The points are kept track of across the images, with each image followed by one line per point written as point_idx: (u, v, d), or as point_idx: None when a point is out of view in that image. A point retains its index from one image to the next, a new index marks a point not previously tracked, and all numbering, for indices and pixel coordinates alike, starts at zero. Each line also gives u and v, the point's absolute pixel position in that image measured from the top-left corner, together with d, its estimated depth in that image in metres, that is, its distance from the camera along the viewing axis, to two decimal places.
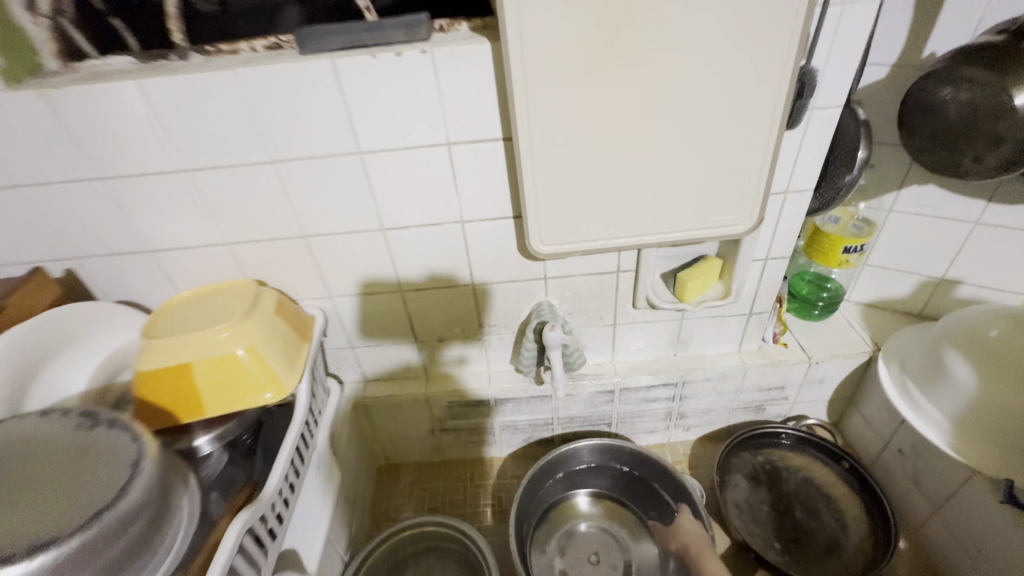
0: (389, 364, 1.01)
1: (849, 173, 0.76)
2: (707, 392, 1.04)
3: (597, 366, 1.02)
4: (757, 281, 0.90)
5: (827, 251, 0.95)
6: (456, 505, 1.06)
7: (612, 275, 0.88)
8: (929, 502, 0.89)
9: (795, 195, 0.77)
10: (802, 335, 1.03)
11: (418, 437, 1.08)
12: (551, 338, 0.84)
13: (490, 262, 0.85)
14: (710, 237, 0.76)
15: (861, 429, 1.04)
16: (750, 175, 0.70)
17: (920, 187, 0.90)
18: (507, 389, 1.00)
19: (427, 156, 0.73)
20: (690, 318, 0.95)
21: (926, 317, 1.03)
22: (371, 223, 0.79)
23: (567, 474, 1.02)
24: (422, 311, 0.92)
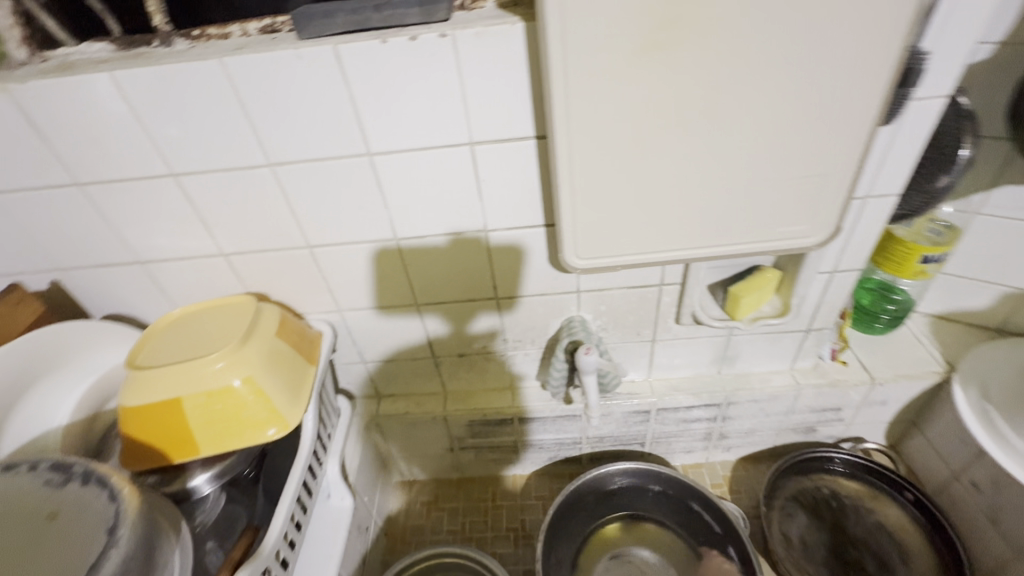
0: (404, 379, 0.93)
1: (945, 176, 0.66)
2: (753, 413, 0.94)
3: (631, 384, 0.93)
4: (820, 296, 0.79)
5: (902, 260, 0.83)
6: (476, 528, 0.99)
7: (653, 289, 0.78)
8: (1011, 545, 0.78)
9: (876, 201, 0.66)
10: (863, 351, 0.92)
11: (435, 455, 1.00)
12: (586, 363, 0.75)
13: (516, 275, 0.75)
14: (776, 250, 0.66)
15: (926, 455, 0.93)
16: (832, 180, 0.59)
17: (1017, 188, 0.77)
18: (533, 408, 0.91)
19: (446, 158, 0.63)
20: (739, 335, 0.85)
21: (1006, 332, 0.91)
22: (382, 232, 0.70)
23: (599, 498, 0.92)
24: (441, 325, 0.83)
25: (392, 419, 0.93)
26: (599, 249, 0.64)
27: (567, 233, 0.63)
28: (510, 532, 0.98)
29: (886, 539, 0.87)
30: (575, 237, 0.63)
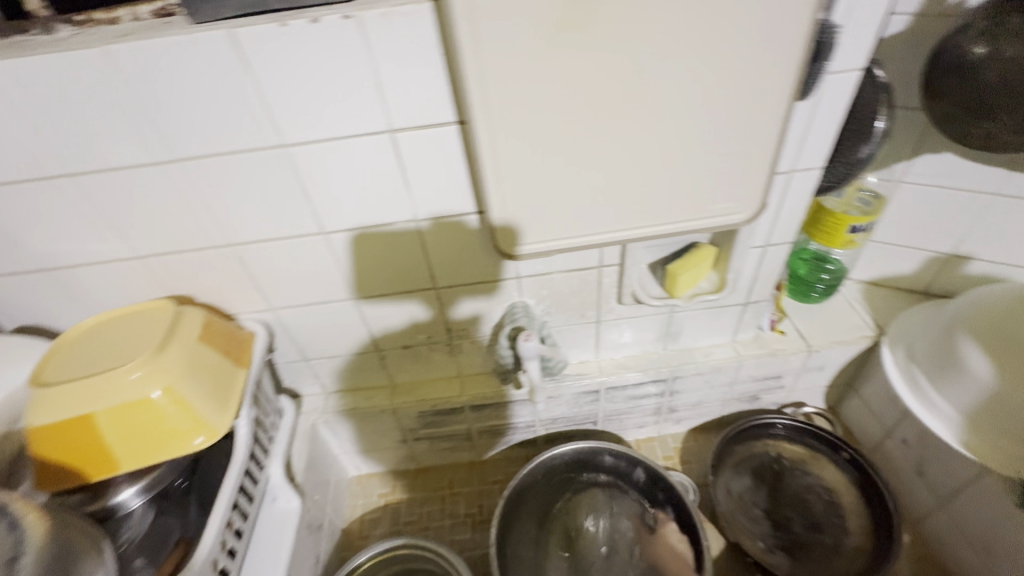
0: (351, 374, 0.91)
1: (866, 147, 0.67)
2: (699, 386, 0.96)
3: (580, 365, 0.94)
4: (755, 270, 0.80)
5: (832, 231, 0.86)
6: (433, 517, 1.00)
7: (593, 271, 0.78)
8: (935, 494, 0.83)
9: (801, 175, 0.67)
10: (800, 320, 0.95)
11: (390, 447, 1.01)
12: (528, 349, 0.76)
13: (453, 265, 0.74)
14: (705, 228, 0.66)
15: (861, 415, 0.98)
16: (755, 156, 0.59)
17: (935, 156, 0.80)
18: (483, 395, 0.91)
19: (367, 148, 0.60)
20: (680, 312, 0.86)
21: (931, 294, 0.95)
22: (309, 228, 0.68)
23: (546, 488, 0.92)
24: (382, 318, 0.81)
25: (342, 414, 0.91)
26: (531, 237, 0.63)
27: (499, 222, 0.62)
28: (468, 518, 0.99)
29: (822, 497, 0.92)
30: (505, 225, 0.62)
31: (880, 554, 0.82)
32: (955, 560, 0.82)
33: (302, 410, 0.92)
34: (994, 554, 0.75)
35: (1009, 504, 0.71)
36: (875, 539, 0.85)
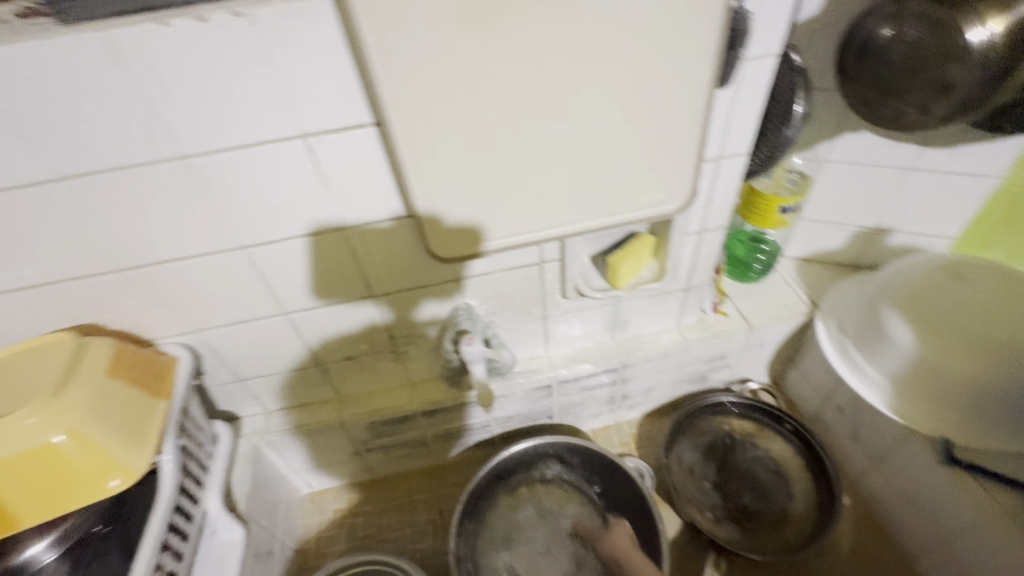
0: (291, 390, 0.87)
1: (789, 129, 0.68)
2: (649, 372, 0.98)
3: (531, 361, 0.93)
4: (693, 256, 0.81)
5: (763, 212, 0.88)
6: (393, 528, 0.97)
7: (534, 267, 0.76)
8: (869, 456, 0.88)
9: (730, 160, 0.67)
10: (740, 300, 0.98)
11: (342, 461, 0.97)
12: (470, 353, 0.75)
13: (389, 271, 0.71)
14: (640, 219, 0.66)
15: (801, 386, 1.02)
16: (682, 145, 0.59)
17: (854, 135, 0.83)
18: (433, 400, 0.89)
19: (279, 155, 0.56)
20: (625, 301, 0.86)
21: (859, 267, 1.00)
22: (226, 243, 0.63)
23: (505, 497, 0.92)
24: (319, 331, 0.77)
25: (285, 433, 0.87)
26: (465, 237, 0.62)
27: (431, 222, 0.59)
28: (429, 524, 0.97)
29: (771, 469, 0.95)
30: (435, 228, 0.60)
31: (825, 521, 0.86)
32: (890, 518, 0.86)
33: (241, 433, 0.87)
34: (922, 509, 0.79)
35: (934, 462, 0.75)
36: (821, 506, 0.88)
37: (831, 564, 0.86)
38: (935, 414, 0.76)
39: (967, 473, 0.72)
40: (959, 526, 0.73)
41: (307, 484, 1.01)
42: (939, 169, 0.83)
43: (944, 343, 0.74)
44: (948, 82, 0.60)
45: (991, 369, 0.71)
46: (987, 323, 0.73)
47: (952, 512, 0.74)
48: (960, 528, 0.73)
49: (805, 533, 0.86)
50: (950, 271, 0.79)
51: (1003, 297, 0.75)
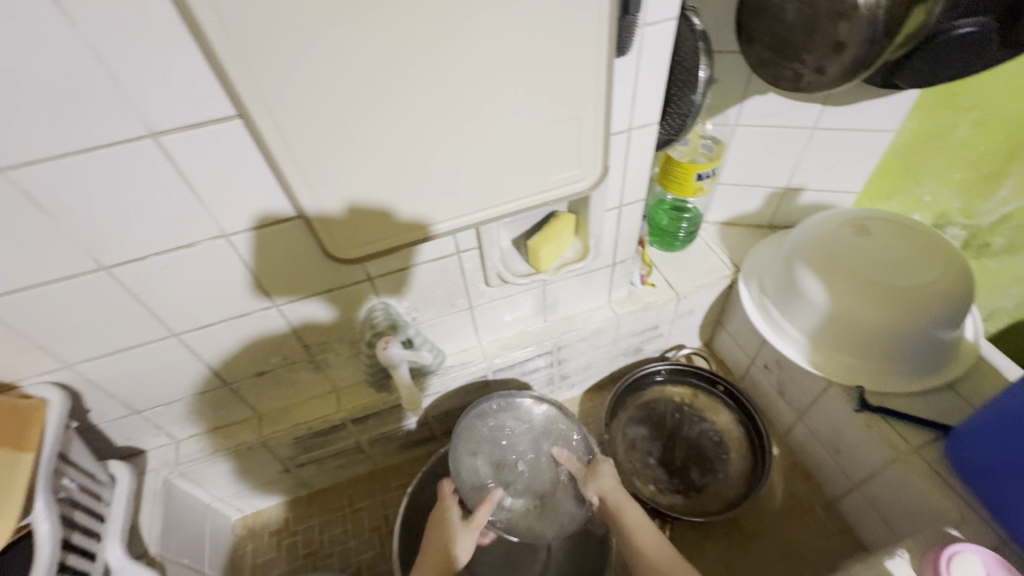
0: (200, 415, 0.79)
1: (696, 94, 0.67)
2: (584, 350, 0.97)
3: (463, 353, 0.89)
4: (616, 231, 0.79)
5: (681, 181, 0.87)
6: (336, 541, 0.93)
7: (452, 259, 0.72)
8: (794, 409, 0.92)
9: (639, 132, 0.65)
10: (667, 269, 0.98)
11: (272, 480, 0.91)
12: (392, 356, 0.70)
13: (288, 277, 0.65)
14: (555, 199, 0.65)
15: (730, 346, 1.05)
16: (587, 119, 0.57)
17: (761, 98, 0.83)
18: (363, 406, 0.84)
19: (126, 161, 0.48)
20: (552, 284, 0.84)
21: (776, 226, 1.02)
22: (81, 266, 0.54)
23: (495, 415, 0.85)
24: (220, 349, 0.70)
25: (199, 462, 0.80)
26: (371, 227, 0.58)
27: (334, 214, 0.56)
28: (374, 532, 0.93)
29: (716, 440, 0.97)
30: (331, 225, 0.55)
31: (753, 485, 0.89)
32: (816, 464, 0.91)
33: (146, 469, 0.78)
34: (842, 454, 0.84)
35: (851, 411, 0.79)
36: (753, 472, 0.91)
37: (765, 515, 0.91)
38: (849, 363, 0.80)
39: (879, 417, 0.76)
40: (875, 469, 0.78)
41: (236, 509, 0.93)
42: (841, 127, 0.85)
43: (852, 297, 0.77)
44: (841, 40, 0.59)
45: (893, 318, 0.75)
46: (888, 274, 0.76)
47: (869, 457, 0.78)
48: (875, 471, 0.78)
49: (734, 494, 0.90)
50: (856, 225, 0.81)
51: (901, 247, 0.78)
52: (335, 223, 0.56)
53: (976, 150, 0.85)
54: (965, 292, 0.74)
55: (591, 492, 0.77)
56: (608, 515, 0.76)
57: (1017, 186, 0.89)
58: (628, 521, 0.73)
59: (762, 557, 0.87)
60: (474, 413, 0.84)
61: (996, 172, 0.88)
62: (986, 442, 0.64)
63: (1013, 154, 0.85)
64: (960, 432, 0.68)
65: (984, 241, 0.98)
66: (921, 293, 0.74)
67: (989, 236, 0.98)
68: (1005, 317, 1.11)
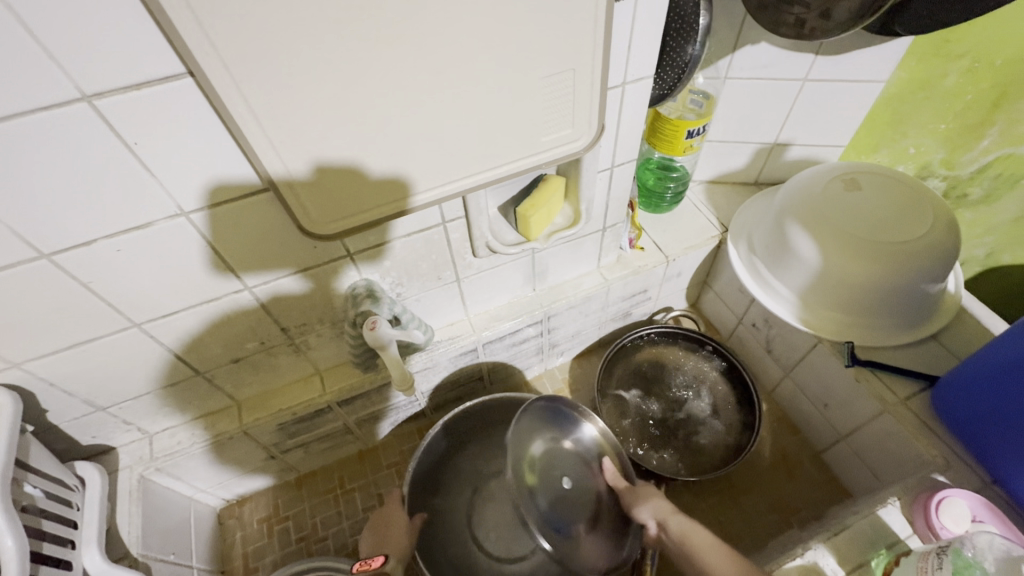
0: (173, 408, 0.74)
1: (692, 46, 0.62)
2: (574, 317, 0.95)
3: (450, 327, 0.86)
4: (607, 194, 0.76)
5: (671, 138, 0.84)
6: (329, 523, 0.90)
7: (436, 229, 0.67)
8: (781, 365, 0.93)
9: (633, 85, 0.60)
10: (655, 231, 0.96)
11: (257, 467, 0.87)
12: (381, 335, 0.65)
13: (259, 255, 0.59)
14: (547, 161, 0.60)
15: (717, 306, 1.05)
16: (583, 72, 0.53)
17: (754, 47, 0.79)
18: (349, 387, 0.80)
19: (57, 131, 0.41)
20: (542, 251, 0.80)
21: (762, 183, 1.01)
22: (16, 255, 0.47)
23: (551, 425, 0.81)
24: (188, 338, 0.65)
25: (177, 455, 0.75)
26: (343, 193, 0.52)
27: (282, 177, 0.49)
28: (368, 512, 0.91)
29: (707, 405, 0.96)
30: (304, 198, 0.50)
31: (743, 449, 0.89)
32: (803, 418, 0.93)
33: (118, 467, 0.73)
34: (830, 409, 0.86)
35: (841, 366, 0.80)
36: (743, 431, 0.92)
37: (755, 469, 0.93)
38: (839, 320, 0.80)
39: (867, 370, 0.77)
40: (863, 422, 0.80)
41: (220, 498, 0.90)
42: (833, 78, 0.82)
43: (843, 253, 0.76)
44: None
45: (885, 276, 0.74)
46: (882, 231, 0.75)
47: (857, 411, 0.80)
48: (864, 424, 0.79)
49: (726, 455, 0.90)
50: (847, 180, 0.80)
51: (893, 203, 0.77)
52: (291, 188, 0.50)
53: (964, 99, 0.84)
54: (953, 250, 0.74)
55: (647, 515, 0.70)
56: (676, 549, 0.65)
57: (998, 135, 0.89)
58: (697, 547, 0.62)
59: (753, 510, 0.89)
60: (527, 421, 0.78)
61: (980, 121, 0.87)
62: (972, 392, 0.65)
63: (998, 103, 0.84)
64: (946, 381, 0.69)
65: (963, 191, 0.99)
66: (913, 250, 0.73)
67: (968, 186, 0.98)
68: (976, 266, 1.15)
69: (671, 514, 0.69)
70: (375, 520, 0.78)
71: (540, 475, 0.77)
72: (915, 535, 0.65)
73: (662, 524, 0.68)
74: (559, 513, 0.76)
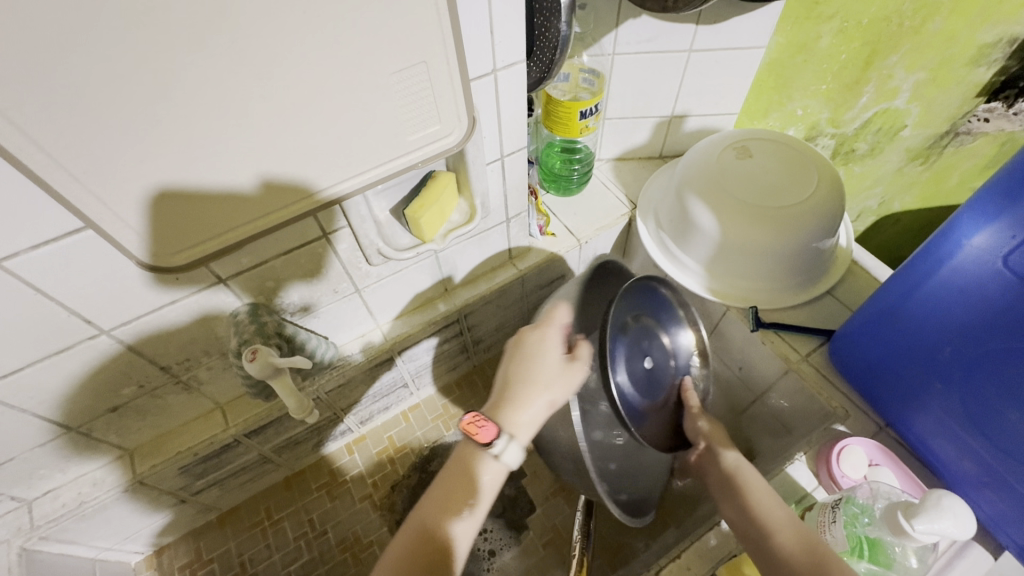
0: (50, 469, 0.67)
1: (561, 24, 0.59)
2: (493, 311, 0.93)
3: (360, 339, 0.82)
4: (503, 185, 0.73)
5: (565, 121, 0.82)
6: (258, 559, 0.86)
7: (318, 244, 0.63)
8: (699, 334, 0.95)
9: (505, 73, 0.58)
10: (565, 215, 0.94)
11: (166, 514, 0.81)
12: (254, 369, 0.60)
13: (109, 296, 0.53)
14: (422, 161, 0.57)
15: None
16: (437, 64, 0.50)
17: (635, 22, 0.78)
18: (255, 417, 0.75)
19: None
20: (445, 250, 0.77)
21: (666, 156, 1.01)
22: None
23: (657, 307, 0.71)
24: (44, 395, 0.58)
25: (64, 519, 0.68)
26: (215, 212, 0.47)
27: (225, 191, 0.47)
28: (300, 540, 0.88)
29: None
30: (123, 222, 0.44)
31: None
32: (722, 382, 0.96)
33: None
34: (744, 372, 0.88)
35: (748, 331, 0.82)
36: None
37: None
38: (744, 285, 0.82)
39: (772, 332, 0.80)
40: (773, 381, 0.82)
41: (133, 552, 0.84)
42: (716, 47, 0.82)
43: (739, 222, 0.77)
44: None
45: (780, 239, 0.76)
46: (773, 197, 0.76)
47: (768, 372, 0.82)
48: (773, 382, 0.82)
49: None
50: (740, 149, 0.81)
51: (782, 167, 0.79)
52: (185, 211, 0.46)
53: (839, 60, 0.87)
54: (838, 208, 0.77)
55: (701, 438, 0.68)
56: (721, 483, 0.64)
57: (874, 91, 0.93)
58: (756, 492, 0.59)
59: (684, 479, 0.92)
60: (638, 288, 0.67)
61: (856, 80, 0.90)
62: (862, 343, 0.68)
63: (870, 61, 0.88)
64: (841, 335, 0.72)
65: (851, 147, 1.03)
66: (804, 211, 0.75)
67: (854, 142, 1.03)
68: (871, 217, 1.22)
69: (725, 446, 0.67)
70: (518, 353, 0.58)
71: (632, 338, 0.65)
72: (820, 486, 0.68)
73: (714, 453, 0.67)
74: (633, 385, 0.63)
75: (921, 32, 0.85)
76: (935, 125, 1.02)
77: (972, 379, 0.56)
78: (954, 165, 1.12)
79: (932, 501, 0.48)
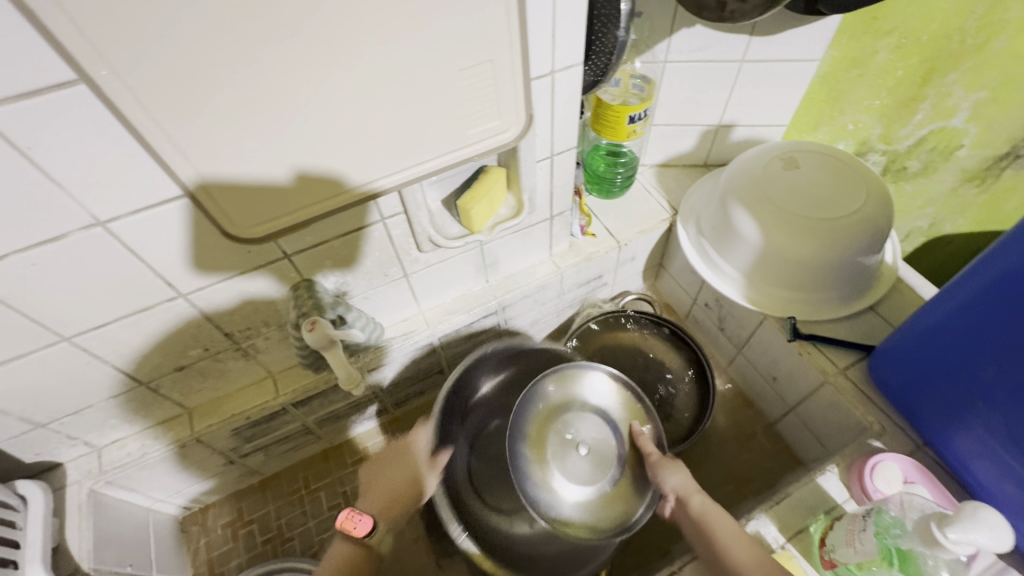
0: (120, 419, 0.73)
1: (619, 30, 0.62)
2: (531, 306, 0.95)
3: (403, 323, 0.86)
4: (550, 183, 0.76)
5: (614, 124, 0.84)
6: (295, 524, 0.91)
7: (376, 227, 0.67)
8: (734, 342, 0.96)
9: (563, 74, 0.60)
10: (607, 217, 0.96)
11: (215, 473, 0.86)
12: (313, 339, 0.65)
13: (189, 263, 0.58)
14: (480, 153, 0.60)
15: (674, 287, 1.06)
16: (500, 63, 0.53)
17: (689, 30, 0.80)
18: (303, 388, 0.79)
19: None
20: (490, 243, 0.80)
21: (710, 165, 1.02)
22: None
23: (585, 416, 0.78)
24: (125, 349, 0.63)
25: (128, 467, 0.74)
26: (292, 189, 0.52)
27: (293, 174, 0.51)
28: (333, 510, 0.92)
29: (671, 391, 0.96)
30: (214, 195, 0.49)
31: (696, 429, 0.90)
32: (756, 391, 0.96)
33: (66, 482, 0.72)
34: (777, 383, 0.89)
35: (784, 341, 0.83)
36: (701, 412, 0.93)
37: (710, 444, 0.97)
38: (783, 296, 0.82)
39: (809, 343, 0.80)
40: (808, 393, 0.82)
41: (182, 507, 0.90)
42: (769, 59, 0.83)
43: (781, 232, 0.77)
44: None
45: (822, 251, 0.76)
46: (818, 209, 0.76)
47: (804, 385, 0.82)
48: (808, 394, 0.82)
49: (679, 436, 0.91)
50: (786, 159, 0.82)
51: (829, 179, 0.79)
52: (266, 187, 0.50)
53: (895, 76, 0.86)
54: (886, 223, 0.76)
55: (669, 487, 0.68)
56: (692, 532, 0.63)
57: (931, 109, 0.92)
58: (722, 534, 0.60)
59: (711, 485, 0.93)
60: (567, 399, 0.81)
61: (912, 96, 0.89)
62: (904, 360, 0.68)
63: (927, 78, 0.87)
64: (883, 350, 0.71)
65: (902, 165, 1.02)
66: (848, 226, 0.75)
67: (907, 160, 1.01)
68: (920, 237, 1.19)
69: (692, 492, 0.66)
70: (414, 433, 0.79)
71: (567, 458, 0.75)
72: (851, 498, 0.68)
73: (681, 502, 0.66)
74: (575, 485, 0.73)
75: (985, 50, 0.84)
76: (993, 146, 1.00)
77: (1017, 401, 0.55)
78: (1014, 189, 1.09)
79: (966, 513, 0.48)
